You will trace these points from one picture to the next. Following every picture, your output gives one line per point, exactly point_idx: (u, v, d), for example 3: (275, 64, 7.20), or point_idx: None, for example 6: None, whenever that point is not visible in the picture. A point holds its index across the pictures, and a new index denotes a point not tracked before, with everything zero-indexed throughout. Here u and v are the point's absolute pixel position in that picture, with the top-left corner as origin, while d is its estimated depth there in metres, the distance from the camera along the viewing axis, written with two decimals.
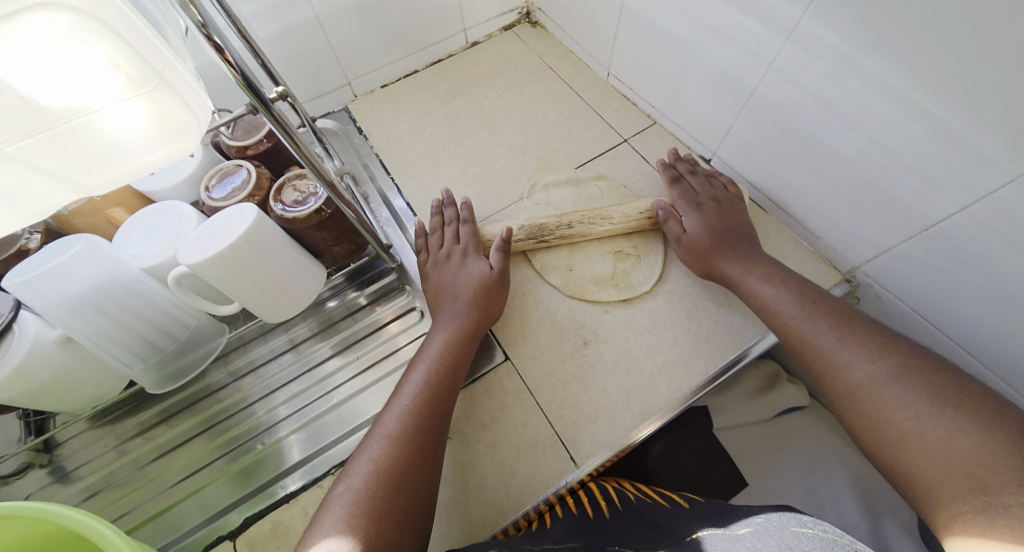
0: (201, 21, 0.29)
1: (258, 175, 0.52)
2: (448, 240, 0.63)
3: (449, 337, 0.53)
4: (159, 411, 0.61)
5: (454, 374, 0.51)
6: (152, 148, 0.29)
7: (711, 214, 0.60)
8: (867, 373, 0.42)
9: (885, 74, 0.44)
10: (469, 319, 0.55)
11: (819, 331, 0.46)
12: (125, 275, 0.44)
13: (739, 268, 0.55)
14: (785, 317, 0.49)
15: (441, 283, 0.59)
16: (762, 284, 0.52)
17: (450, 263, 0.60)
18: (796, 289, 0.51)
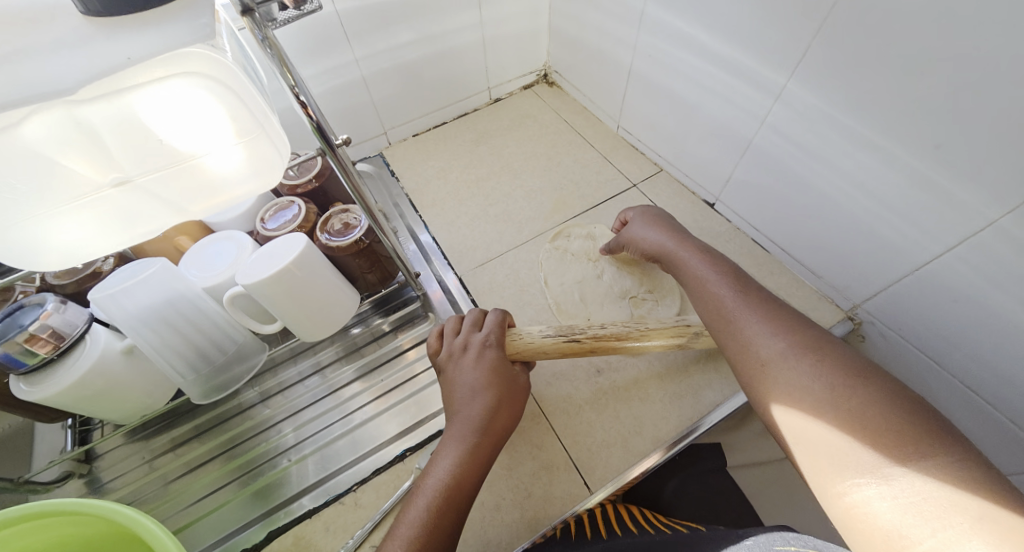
0: (293, 84, 0.36)
1: (307, 210, 0.59)
2: (467, 327, 0.54)
3: (461, 455, 0.44)
4: (191, 428, 0.65)
5: (463, 496, 0.42)
6: (242, 182, 0.36)
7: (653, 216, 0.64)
8: (774, 347, 0.40)
9: (866, 130, 0.49)
10: (482, 436, 0.45)
11: (750, 321, 0.43)
12: (190, 292, 0.50)
13: (685, 250, 0.55)
14: (716, 294, 0.47)
15: (456, 385, 0.49)
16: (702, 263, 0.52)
17: (467, 356, 0.51)
18: (740, 284, 0.47)
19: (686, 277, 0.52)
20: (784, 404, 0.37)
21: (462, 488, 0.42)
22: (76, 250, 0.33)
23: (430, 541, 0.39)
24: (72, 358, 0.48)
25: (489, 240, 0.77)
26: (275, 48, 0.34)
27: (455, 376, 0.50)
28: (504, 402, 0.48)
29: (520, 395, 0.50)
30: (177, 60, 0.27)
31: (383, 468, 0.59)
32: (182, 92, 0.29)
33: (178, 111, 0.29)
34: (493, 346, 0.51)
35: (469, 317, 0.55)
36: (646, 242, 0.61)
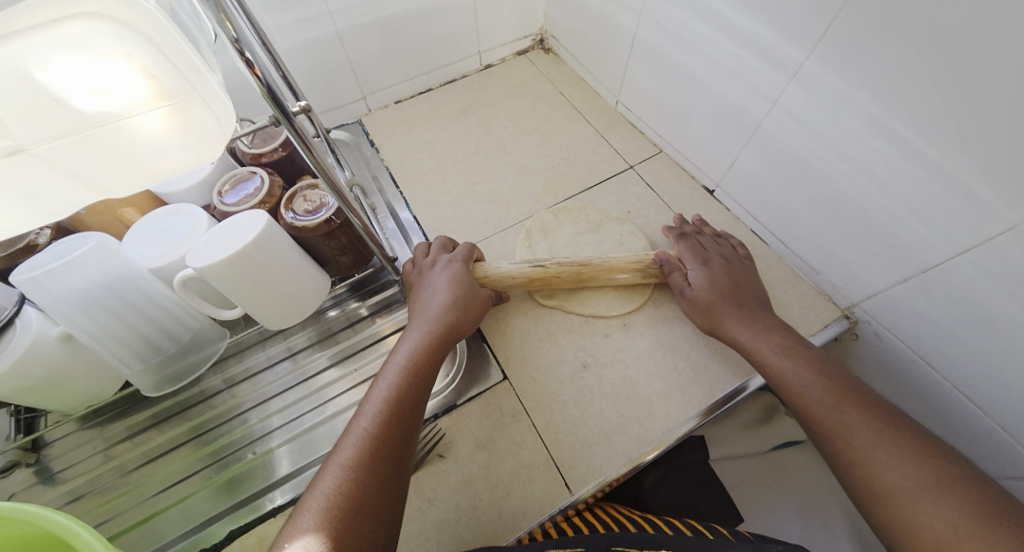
0: (234, 36, 0.29)
1: (271, 183, 0.53)
2: (434, 251, 0.61)
3: (419, 343, 0.50)
4: (150, 416, 0.60)
5: (426, 379, 0.48)
6: (173, 153, 0.30)
7: (719, 272, 0.58)
8: (897, 476, 0.39)
9: (885, 117, 0.45)
10: (441, 330, 0.51)
11: (849, 423, 0.43)
12: (134, 274, 0.44)
13: (752, 334, 0.52)
14: (808, 399, 0.46)
15: (422, 291, 0.56)
16: (781, 357, 0.49)
17: (431, 271, 0.58)
18: (845, 398, 0.44)
19: (790, 356, 0.49)
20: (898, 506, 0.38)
21: (418, 374, 0.47)
22: None
23: (396, 406, 0.44)
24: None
25: (473, 221, 0.72)
26: None
27: (421, 287, 0.56)
28: (464, 299, 0.54)
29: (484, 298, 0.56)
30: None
31: None
32: (85, 41, 0.23)
33: (87, 64, 0.24)
34: (458, 261, 0.59)
35: (437, 243, 0.62)
36: (708, 285, 0.57)
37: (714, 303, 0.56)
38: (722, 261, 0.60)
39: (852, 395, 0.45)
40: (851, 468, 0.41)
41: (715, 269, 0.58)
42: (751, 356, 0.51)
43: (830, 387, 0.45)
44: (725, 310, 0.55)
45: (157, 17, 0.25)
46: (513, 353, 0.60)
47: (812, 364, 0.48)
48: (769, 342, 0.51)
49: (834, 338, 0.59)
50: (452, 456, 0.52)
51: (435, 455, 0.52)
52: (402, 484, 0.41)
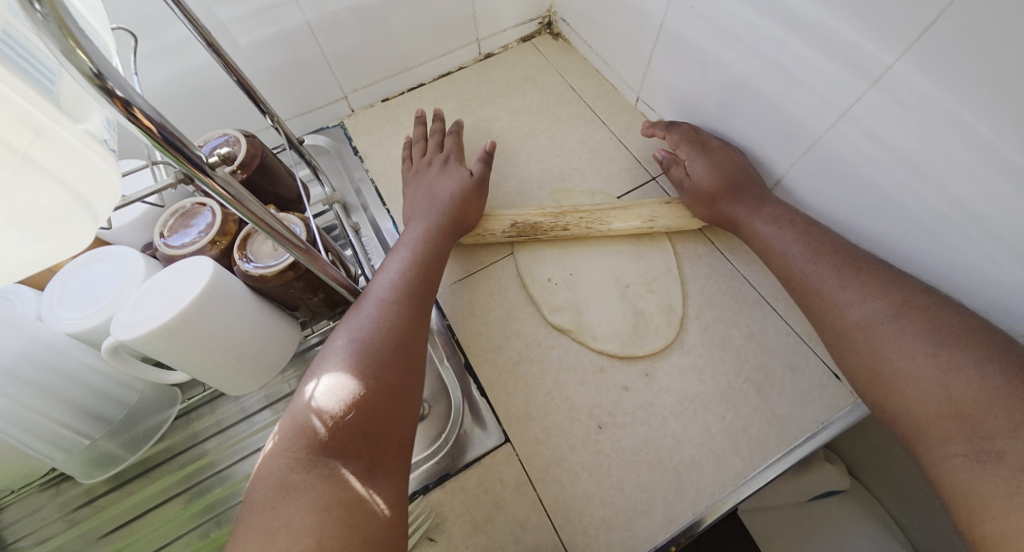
0: (95, 71, 0.19)
1: (222, 218, 0.44)
2: (433, 149, 0.65)
3: (428, 230, 0.55)
4: (113, 476, 0.53)
5: (433, 261, 0.53)
6: (15, 247, 0.21)
7: (720, 158, 0.56)
8: (863, 314, 0.43)
9: (1004, 143, 0.34)
10: (444, 215, 0.56)
11: (807, 263, 0.48)
12: (44, 344, 0.37)
13: (744, 210, 0.54)
14: (789, 262, 0.49)
15: (424, 188, 0.61)
16: (767, 224, 0.52)
17: (431, 169, 0.62)
18: (817, 247, 0.48)
19: (772, 215, 0.52)
20: (871, 349, 0.41)
21: (428, 249, 0.54)
22: None
23: (409, 277, 0.50)
24: None
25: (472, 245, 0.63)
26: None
27: (422, 180, 0.61)
28: (466, 192, 0.59)
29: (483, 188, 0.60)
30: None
31: None
32: None
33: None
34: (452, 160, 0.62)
35: (432, 141, 0.66)
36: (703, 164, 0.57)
37: (705, 180, 0.56)
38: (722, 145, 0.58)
39: (822, 241, 0.48)
40: (823, 305, 0.46)
41: (715, 158, 0.56)
42: (738, 226, 0.55)
43: (802, 236, 0.50)
44: (721, 196, 0.55)
45: None
46: (516, 408, 0.52)
47: (792, 220, 0.51)
48: (754, 208, 0.54)
49: None
50: (445, 541, 0.45)
51: (425, 538, 0.45)
52: (418, 331, 0.47)
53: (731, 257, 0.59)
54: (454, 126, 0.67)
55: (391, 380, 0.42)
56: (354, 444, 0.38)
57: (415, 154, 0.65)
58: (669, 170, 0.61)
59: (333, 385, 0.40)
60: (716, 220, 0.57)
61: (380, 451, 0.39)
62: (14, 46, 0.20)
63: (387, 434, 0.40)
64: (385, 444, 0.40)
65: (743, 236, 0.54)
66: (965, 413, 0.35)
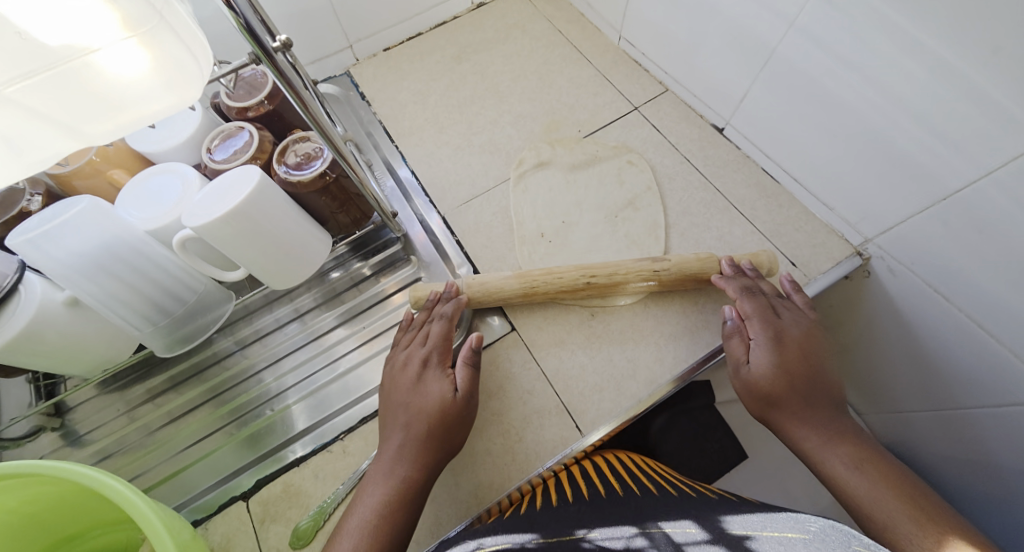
0: None
1: (260, 138, 0.51)
2: (413, 342, 0.53)
3: (388, 492, 0.43)
4: (167, 378, 0.61)
5: (393, 541, 0.41)
6: (150, 96, 0.28)
7: (790, 353, 0.48)
8: None
9: (911, 30, 0.42)
10: (415, 459, 0.45)
11: (885, 509, 0.39)
12: (131, 236, 0.44)
13: (816, 438, 0.44)
14: (890, 527, 0.38)
15: (394, 406, 0.49)
16: (853, 475, 0.41)
17: (407, 376, 0.50)
18: (931, 525, 0.37)
19: (872, 473, 0.41)
20: None
21: (395, 511, 0.43)
22: None
23: None
24: (8, 311, 0.42)
25: (473, 174, 0.70)
26: None
27: (393, 389, 0.50)
28: (441, 422, 0.47)
29: (465, 414, 0.48)
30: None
31: (369, 417, 0.56)
32: None
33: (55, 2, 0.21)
34: (434, 362, 0.51)
35: (422, 330, 0.54)
36: (770, 364, 0.47)
37: (767, 388, 0.47)
38: (796, 336, 0.49)
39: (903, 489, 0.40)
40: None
41: (784, 353, 0.48)
42: (811, 461, 0.44)
43: (884, 481, 0.40)
44: (777, 410, 0.47)
45: None
46: (520, 304, 0.60)
47: (863, 455, 0.43)
48: (832, 452, 0.43)
49: (845, 275, 0.59)
50: None
51: None
52: None
53: (705, 172, 0.67)
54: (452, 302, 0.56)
55: None
56: None
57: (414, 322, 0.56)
58: (729, 337, 0.52)
59: None
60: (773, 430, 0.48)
61: None
62: None
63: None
64: None
65: (822, 479, 0.44)
66: None
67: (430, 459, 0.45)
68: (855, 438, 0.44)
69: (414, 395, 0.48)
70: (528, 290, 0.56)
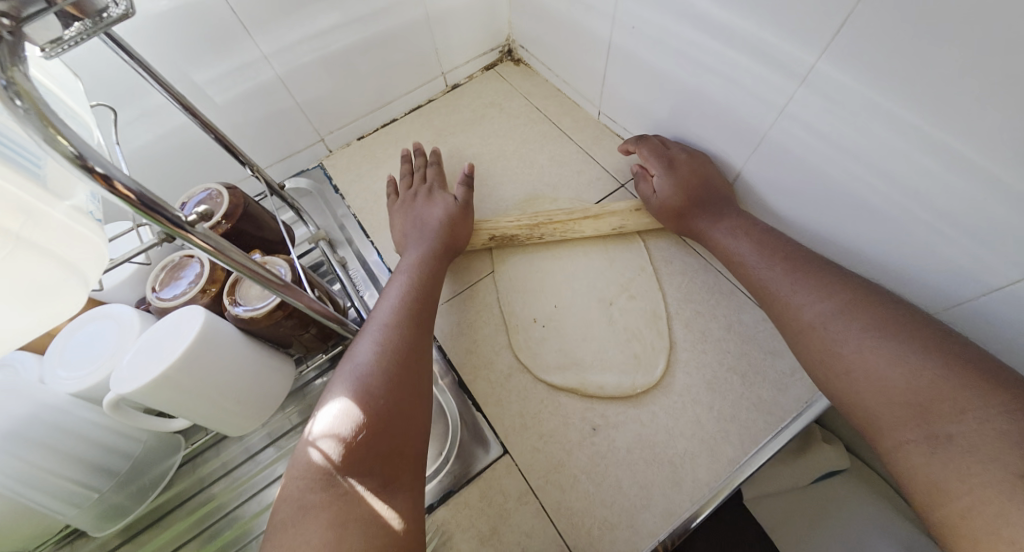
0: (75, 152, 0.21)
1: (211, 267, 0.46)
2: (417, 181, 0.67)
3: (421, 256, 0.57)
4: (121, 531, 0.54)
5: (427, 295, 0.54)
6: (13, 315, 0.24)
7: (684, 170, 0.57)
8: (814, 313, 0.43)
9: (922, 124, 0.37)
10: (435, 242, 0.59)
11: (785, 286, 0.46)
12: (49, 407, 0.38)
13: (708, 222, 0.56)
14: (749, 268, 0.51)
15: (408, 221, 0.62)
16: (730, 238, 0.53)
17: (417, 198, 0.65)
18: (790, 261, 0.48)
19: (750, 231, 0.52)
20: (832, 346, 0.41)
21: (416, 301, 0.52)
22: None
23: (404, 305, 0.51)
24: None
25: (455, 267, 0.65)
26: (28, 98, 0.21)
27: (411, 210, 0.63)
28: (451, 221, 0.61)
29: (468, 216, 0.63)
30: None
31: None
32: None
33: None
34: (435, 188, 0.65)
35: (417, 176, 0.69)
36: (673, 188, 0.57)
37: (676, 205, 0.58)
38: (687, 157, 0.59)
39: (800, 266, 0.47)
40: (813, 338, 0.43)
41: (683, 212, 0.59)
42: (707, 240, 0.56)
43: (790, 270, 0.47)
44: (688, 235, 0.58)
45: None
46: (512, 421, 0.53)
47: (767, 243, 0.51)
48: (718, 222, 0.55)
49: None
50: None
51: None
52: (414, 354, 0.47)
53: (703, 252, 0.61)
54: (432, 156, 0.70)
55: (396, 398, 0.43)
56: (366, 461, 0.39)
57: (400, 188, 0.68)
58: (641, 195, 0.63)
59: (342, 410, 0.41)
60: (688, 233, 0.59)
61: (393, 467, 0.40)
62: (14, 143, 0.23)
63: (391, 499, 0.38)
64: (389, 467, 0.40)
65: (711, 249, 0.56)
66: (923, 404, 0.34)
67: (440, 252, 0.58)
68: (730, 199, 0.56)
69: (432, 205, 0.63)
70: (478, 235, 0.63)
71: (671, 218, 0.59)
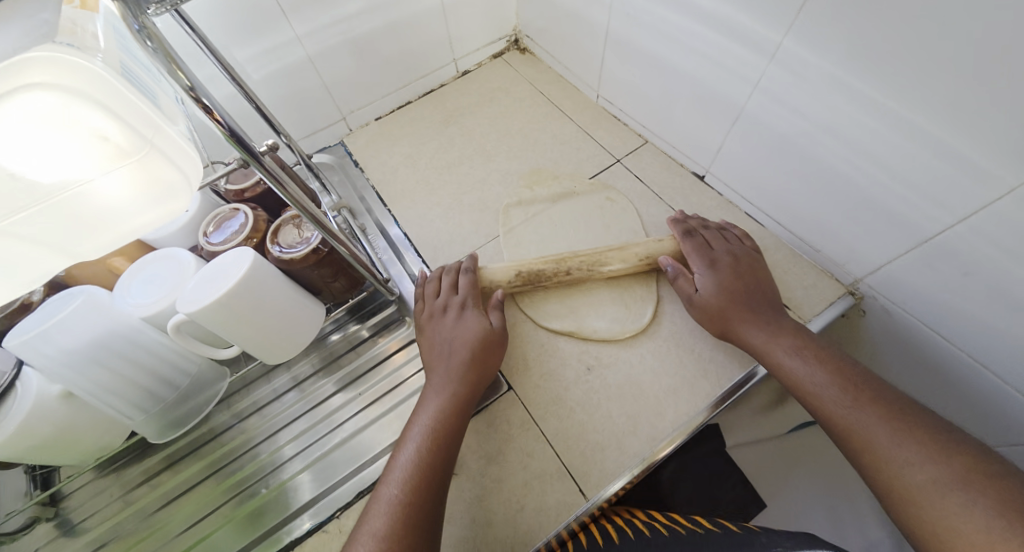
0: (188, 85, 0.29)
1: (255, 218, 0.53)
2: (445, 291, 0.60)
3: (442, 407, 0.49)
4: (163, 458, 0.60)
5: (447, 443, 0.47)
6: (139, 210, 0.29)
7: (726, 275, 0.55)
8: (923, 476, 0.36)
9: (868, 90, 0.44)
10: (464, 379, 0.51)
11: (870, 424, 0.40)
12: (125, 326, 0.44)
13: (764, 335, 0.50)
14: (822, 399, 0.44)
15: (434, 342, 0.56)
16: (794, 358, 0.47)
17: (446, 317, 0.57)
18: (875, 399, 0.41)
19: (813, 357, 0.46)
20: (943, 515, 0.34)
21: (447, 429, 0.48)
22: None
23: (422, 474, 0.44)
24: (3, 410, 0.43)
25: (464, 232, 0.72)
26: (157, 41, 0.27)
27: (437, 331, 0.57)
28: (477, 359, 0.53)
29: (500, 344, 0.56)
30: (43, 66, 0.22)
31: (367, 489, 0.56)
32: (31, 106, 0.22)
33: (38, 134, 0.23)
34: (469, 307, 0.58)
35: (446, 282, 0.61)
36: (716, 290, 0.54)
37: (719, 313, 0.53)
38: (731, 259, 0.57)
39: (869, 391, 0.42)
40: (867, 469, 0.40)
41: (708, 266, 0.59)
42: (762, 358, 0.49)
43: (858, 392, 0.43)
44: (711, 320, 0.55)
45: (108, 79, 0.24)
46: (516, 362, 0.59)
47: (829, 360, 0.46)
48: (783, 341, 0.49)
49: (840, 314, 0.58)
50: (463, 474, 0.52)
51: None
52: (432, 527, 0.42)
53: None
54: (470, 261, 0.63)
55: None
56: None
57: (428, 295, 0.60)
58: (676, 282, 0.58)
59: None
60: (731, 341, 0.53)
61: None
62: (142, 70, 0.28)
63: None
64: None
65: (769, 369, 0.49)
66: None
67: (463, 402, 0.50)
68: (796, 328, 0.50)
69: (456, 330, 0.55)
70: (518, 274, 0.61)
71: (712, 320, 0.54)
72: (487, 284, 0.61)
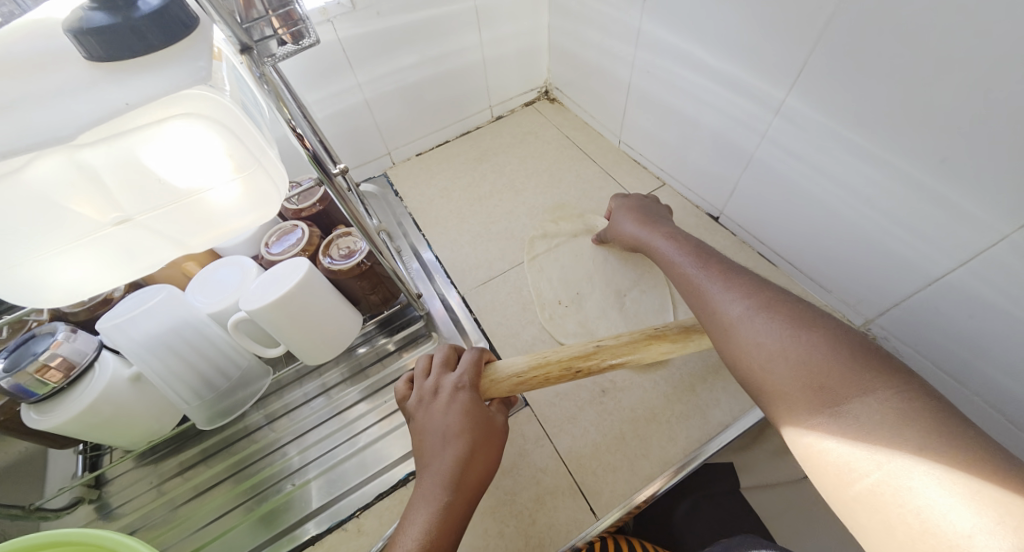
0: (289, 118, 0.37)
1: (310, 234, 0.60)
2: (438, 369, 0.47)
3: (432, 525, 0.37)
4: (198, 452, 0.64)
5: None
6: (237, 214, 0.36)
7: (634, 202, 0.67)
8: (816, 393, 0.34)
9: (866, 144, 0.49)
10: (460, 486, 0.39)
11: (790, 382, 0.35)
12: (194, 318, 0.51)
13: (666, 242, 0.54)
14: (717, 320, 0.41)
15: (424, 434, 0.43)
16: (675, 254, 0.51)
17: (437, 402, 0.44)
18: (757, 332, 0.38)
19: (700, 256, 0.48)
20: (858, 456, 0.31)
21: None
22: (80, 285, 0.33)
23: None
24: (82, 386, 0.49)
25: (491, 259, 0.77)
26: (272, 84, 0.35)
27: (425, 424, 0.43)
28: (478, 455, 0.41)
29: (500, 439, 0.43)
30: (198, 101, 0.29)
31: (385, 493, 0.58)
32: (183, 130, 0.29)
33: (178, 147, 0.30)
34: (467, 388, 0.45)
35: (441, 358, 0.48)
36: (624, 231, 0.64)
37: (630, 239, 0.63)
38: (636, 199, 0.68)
39: (794, 320, 0.37)
40: (802, 408, 0.34)
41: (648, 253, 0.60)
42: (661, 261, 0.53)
43: (791, 321, 0.37)
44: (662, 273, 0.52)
45: (238, 112, 0.31)
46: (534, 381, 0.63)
47: (762, 294, 0.40)
48: (680, 248, 0.52)
49: None
50: None
51: None
52: None
53: None
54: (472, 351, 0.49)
55: None
56: None
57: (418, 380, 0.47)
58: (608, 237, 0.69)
59: None
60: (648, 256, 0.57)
61: None
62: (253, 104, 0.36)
63: None
64: None
65: (670, 275, 0.50)
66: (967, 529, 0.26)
67: (459, 517, 0.38)
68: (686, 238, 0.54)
69: (447, 421, 0.42)
70: (541, 369, 0.44)
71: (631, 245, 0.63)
72: (494, 370, 0.46)
